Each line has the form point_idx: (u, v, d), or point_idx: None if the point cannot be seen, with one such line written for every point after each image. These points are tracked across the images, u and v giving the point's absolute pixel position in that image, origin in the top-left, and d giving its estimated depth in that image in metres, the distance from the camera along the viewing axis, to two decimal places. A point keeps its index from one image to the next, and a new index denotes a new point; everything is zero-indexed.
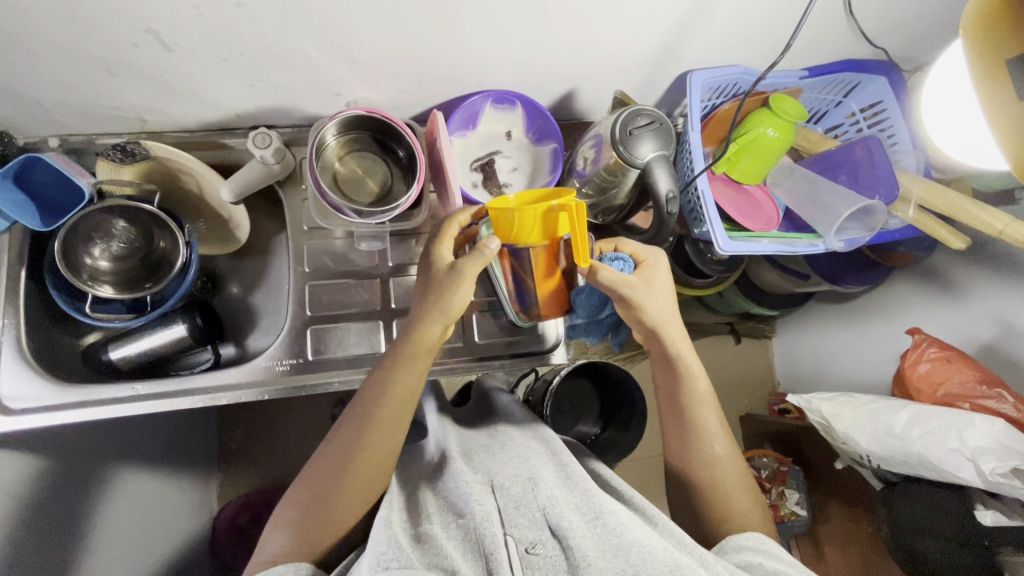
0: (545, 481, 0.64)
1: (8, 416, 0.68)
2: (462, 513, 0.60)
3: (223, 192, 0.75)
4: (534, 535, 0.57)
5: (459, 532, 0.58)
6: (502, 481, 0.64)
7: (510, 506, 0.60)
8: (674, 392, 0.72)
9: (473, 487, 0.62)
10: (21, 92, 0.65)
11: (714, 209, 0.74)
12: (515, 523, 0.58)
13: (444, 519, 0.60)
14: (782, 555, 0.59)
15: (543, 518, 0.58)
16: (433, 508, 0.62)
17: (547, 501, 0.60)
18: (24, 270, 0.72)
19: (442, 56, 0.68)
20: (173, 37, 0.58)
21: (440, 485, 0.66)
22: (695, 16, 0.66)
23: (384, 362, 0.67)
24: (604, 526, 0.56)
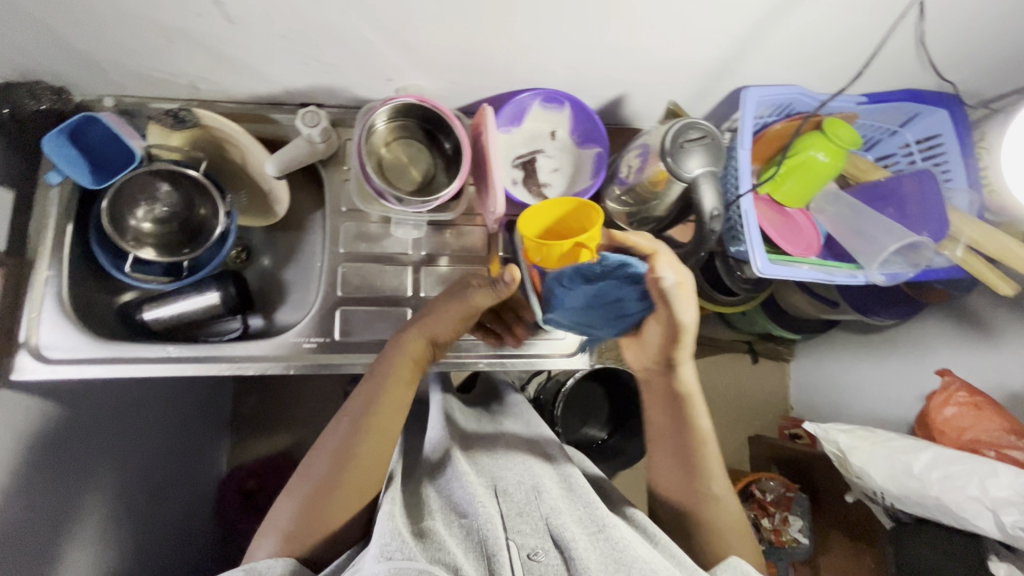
0: (548, 491, 0.67)
1: (45, 365, 0.69)
2: (463, 513, 0.62)
3: (267, 166, 0.75)
4: (536, 542, 0.60)
5: (461, 533, 0.60)
6: (507, 487, 0.67)
7: (513, 512, 0.64)
8: (673, 416, 0.74)
9: (477, 489, 0.65)
10: (83, 50, 0.66)
11: (756, 228, 0.73)
12: (517, 529, 0.61)
13: (444, 516, 0.62)
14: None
15: (546, 526, 0.62)
16: (433, 505, 0.65)
17: (550, 511, 0.64)
18: (70, 226, 0.74)
19: (497, 51, 0.68)
20: (236, 10, 0.59)
21: (442, 484, 0.68)
22: (760, 31, 0.64)
23: (384, 376, 0.69)
24: (606, 539, 0.61)
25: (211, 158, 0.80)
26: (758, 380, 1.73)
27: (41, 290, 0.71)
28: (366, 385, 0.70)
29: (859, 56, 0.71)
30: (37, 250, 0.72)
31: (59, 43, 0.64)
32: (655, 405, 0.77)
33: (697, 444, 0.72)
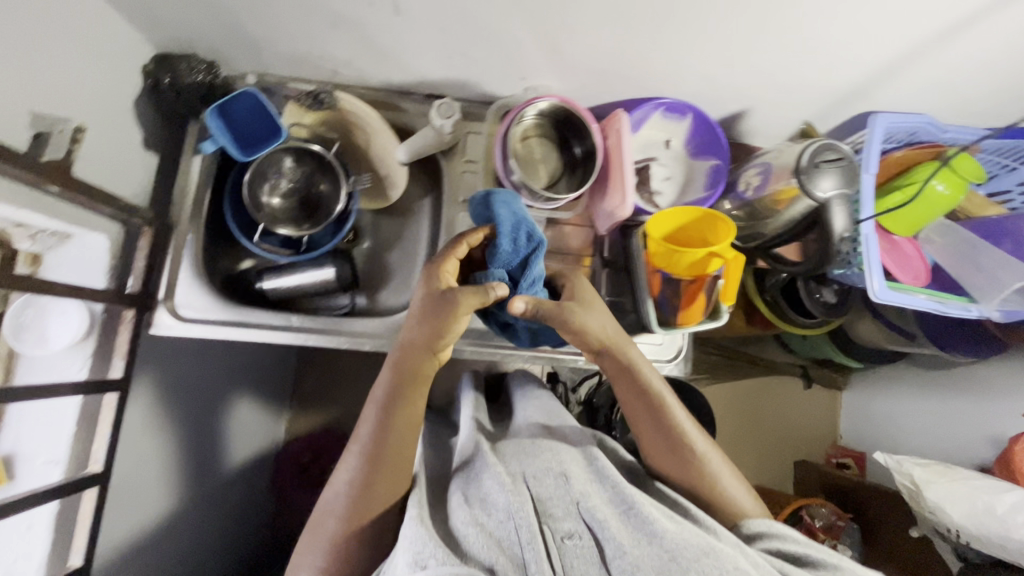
0: (576, 476, 0.65)
1: (181, 322, 0.73)
2: (491, 501, 0.61)
3: (399, 152, 0.79)
4: (570, 526, 0.60)
5: (490, 524, 0.59)
6: (533, 472, 0.65)
7: (544, 498, 0.63)
8: (643, 399, 0.71)
9: (505, 476, 0.62)
10: (248, 29, 0.69)
11: (876, 254, 0.72)
12: (552, 516, 0.61)
13: (467, 504, 0.61)
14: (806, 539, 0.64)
15: (576, 510, 0.61)
16: (457, 494, 0.63)
17: (580, 494, 0.62)
18: (207, 193, 0.78)
19: (639, 58, 0.70)
20: (408, 2, 0.61)
21: (467, 476, 0.65)
22: (907, 57, 0.65)
23: (389, 400, 0.66)
24: (635, 517, 0.61)
25: (341, 140, 0.83)
26: (808, 406, 1.71)
27: (179, 251, 0.76)
28: (370, 411, 0.67)
29: (995, 88, 0.72)
30: (179, 214, 0.76)
31: (227, 21, 0.68)
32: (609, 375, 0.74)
33: (673, 422, 0.70)
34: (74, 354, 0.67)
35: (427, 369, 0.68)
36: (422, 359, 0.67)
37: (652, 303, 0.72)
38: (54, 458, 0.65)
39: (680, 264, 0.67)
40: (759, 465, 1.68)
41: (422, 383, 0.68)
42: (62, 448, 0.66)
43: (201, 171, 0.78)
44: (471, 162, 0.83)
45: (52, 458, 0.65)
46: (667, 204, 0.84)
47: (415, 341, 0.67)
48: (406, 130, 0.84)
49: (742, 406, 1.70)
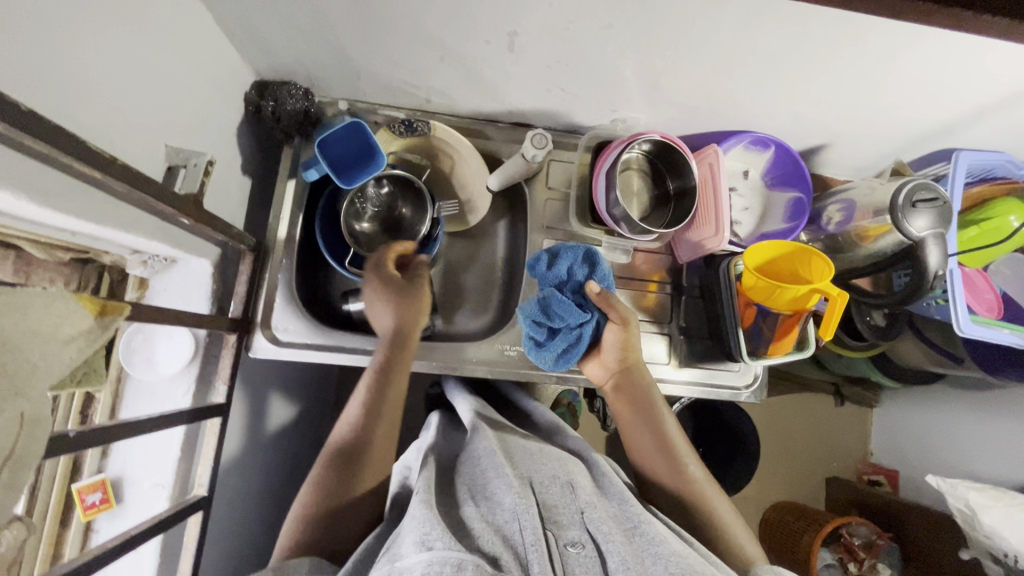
0: (583, 487, 0.63)
1: (277, 346, 0.75)
2: (498, 503, 0.58)
3: (492, 181, 0.81)
4: (574, 534, 0.56)
5: (495, 522, 0.56)
6: (540, 478, 0.63)
7: (549, 505, 0.60)
8: (648, 420, 0.75)
9: (513, 478, 0.60)
10: (354, 60, 0.71)
11: (962, 292, 0.73)
12: (558, 523, 0.57)
13: (474, 503, 0.59)
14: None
15: (581, 520, 0.58)
16: (466, 494, 0.62)
17: (585, 504, 0.60)
18: (299, 217, 0.79)
19: (735, 96, 0.71)
20: (525, 40, 0.63)
21: (474, 472, 0.65)
22: (1002, 103, 0.67)
23: (376, 394, 0.70)
24: (641, 535, 0.58)
25: (431, 168, 0.86)
26: (839, 422, 1.71)
27: (274, 275, 0.77)
28: (353, 403, 0.71)
29: None
30: (273, 238, 0.77)
31: (336, 52, 0.69)
32: (616, 400, 0.78)
33: (672, 440, 0.74)
34: (181, 379, 0.68)
35: (399, 360, 0.73)
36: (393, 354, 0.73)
37: (743, 333, 0.75)
38: (161, 481, 0.66)
39: (781, 298, 0.69)
40: (790, 481, 1.67)
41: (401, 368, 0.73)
42: (168, 473, 0.66)
43: (294, 196, 0.79)
44: (554, 189, 0.85)
45: (158, 481, 0.66)
46: (746, 234, 0.85)
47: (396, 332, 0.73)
48: (490, 157, 0.86)
49: (774, 422, 1.70)
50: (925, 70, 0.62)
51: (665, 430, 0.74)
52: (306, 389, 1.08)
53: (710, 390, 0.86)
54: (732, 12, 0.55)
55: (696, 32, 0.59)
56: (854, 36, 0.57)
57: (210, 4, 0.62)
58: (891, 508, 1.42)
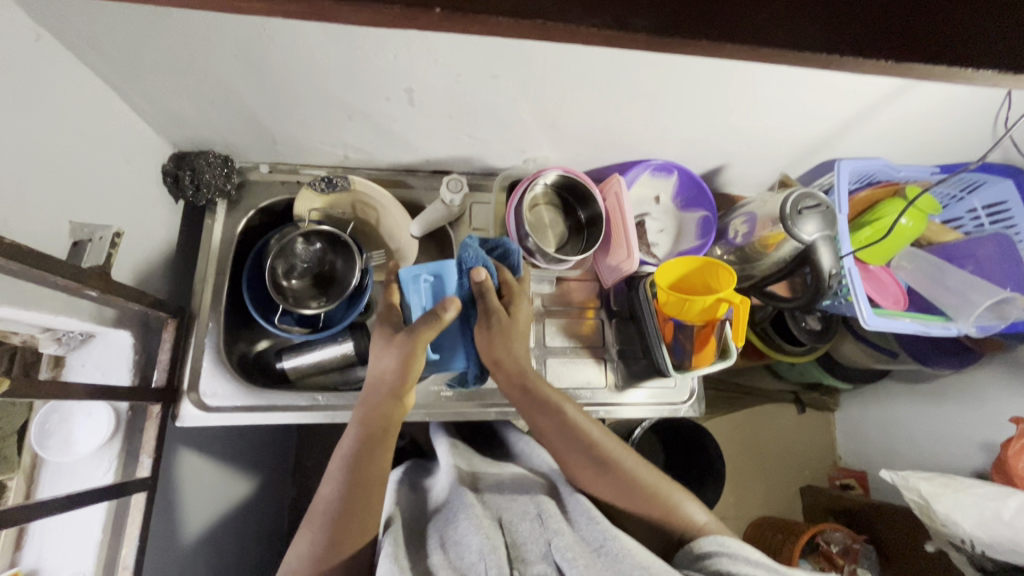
0: (553, 515, 0.63)
1: (204, 412, 0.74)
2: (465, 548, 0.58)
3: (414, 228, 0.84)
4: (541, 568, 0.57)
5: (459, 568, 0.56)
6: (510, 516, 0.64)
7: (519, 542, 0.60)
8: (561, 429, 0.70)
9: (481, 520, 0.61)
10: (267, 125, 0.74)
11: (861, 287, 0.78)
12: (524, 560, 0.58)
13: (443, 550, 0.59)
14: (764, 560, 0.58)
15: (548, 551, 0.59)
16: (434, 539, 0.62)
17: (553, 533, 0.60)
18: (226, 279, 0.80)
19: (627, 128, 0.77)
20: (422, 95, 0.68)
21: (447, 516, 0.65)
22: (861, 116, 0.74)
23: (355, 455, 0.64)
24: (607, 555, 0.57)
25: (355, 220, 0.89)
26: (805, 430, 1.73)
27: (202, 338, 0.77)
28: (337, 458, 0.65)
29: (940, 138, 0.80)
30: (199, 303, 0.78)
31: (247, 119, 0.73)
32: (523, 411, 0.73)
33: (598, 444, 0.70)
34: (101, 456, 0.66)
35: (394, 416, 0.68)
36: (386, 402, 0.68)
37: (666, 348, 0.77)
38: (81, 568, 0.62)
39: (691, 311, 0.73)
40: (765, 496, 1.67)
41: (391, 428, 0.68)
42: (88, 558, 0.63)
43: (220, 260, 0.80)
44: (478, 229, 0.88)
45: (79, 569, 0.62)
46: (664, 254, 0.91)
47: (381, 385, 0.69)
48: (413, 205, 0.89)
49: (744, 438, 1.70)
50: (784, 94, 0.68)
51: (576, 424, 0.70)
52: (256, 459, 1.05)
53: (652, 409, 0.88)
54: (600, 56, 0.60)
55: (574, 74, 0.64)
56: (714, 69, 0.63)
57: (117, 87, 0.65)
58: (865, 511, 1.41)
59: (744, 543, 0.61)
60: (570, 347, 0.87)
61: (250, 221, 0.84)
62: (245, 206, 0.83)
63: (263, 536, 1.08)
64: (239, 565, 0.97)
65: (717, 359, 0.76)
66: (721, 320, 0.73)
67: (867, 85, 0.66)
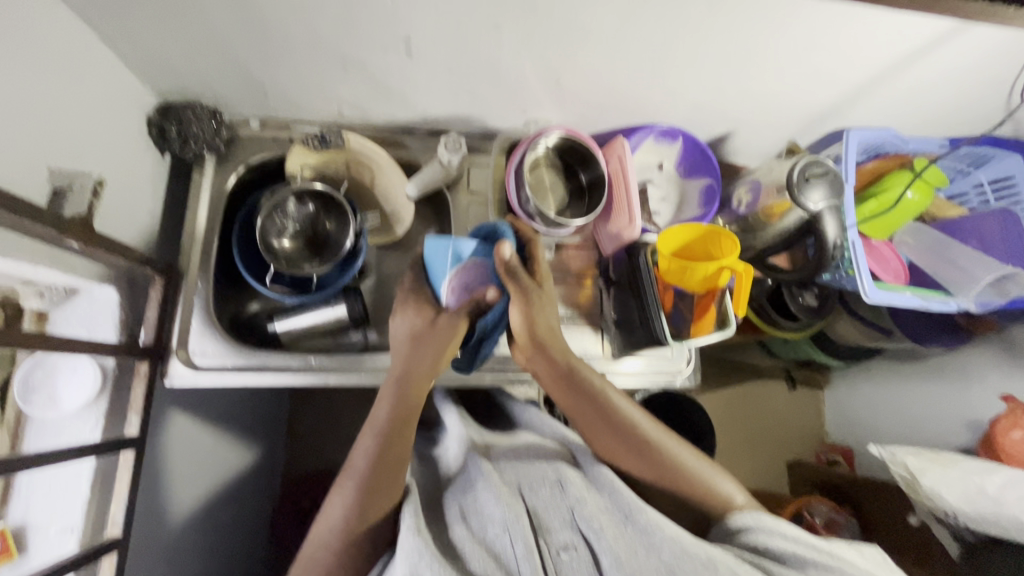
0: (573, 481, 0.63)
1: (194, 371, 0.73)
2: (487, 519, 0.58)
3: (409, 189, 0.81)
4: (566, 537, 0.58)
5: (484, 542, 0.57)
6: (529, 483, 0.63)
7: (540, 510, 0.61)
8: (583, 392, 0.71)
9: (501, 489, 0.60)
10: (257, 76, 0.71)
11: (864, 259, 0.77)
12: (547, 529, 0.59)
13: (465, 523, 0.59)
14: (802, 535, 0.60)
15: (572, 519, 0.59)
16: (454, 510, 0.61)
17: (576, 501, 0.60)
18: (215, 237, 0.78)
19: (634, 89, 0.74)
20: (421, 45, 0.64)
21: (462, 484, 0.65)
22: (875, 81, 0.71)
23: (384, 428, 0.64)
24: (634, 527, 0.59)
25: (349, 179, 0.85)
26: (795, 406, 1.75)
27: (190, 298, 0.75)
28: (362, 438, 0.64)
29: (956, 108, 0.78)
30: (188, 261, 0.76)
31: (236, 68, 0.69)
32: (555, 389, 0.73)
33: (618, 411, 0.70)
34: (88, 413, 0.64)
35: (415, 392, 0.67)
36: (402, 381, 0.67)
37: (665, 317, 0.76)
38: (70, 525, 0.61)
39: (693, 278, 0.72)
40: (753, 469, 1.69)
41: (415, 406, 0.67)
42: (77, 513, 0.61)
43: (208, 217, 0.78)
44: (475, 193, 0.86)
45: (67, 525, 0.61)
46: (665, 223, 0.89)
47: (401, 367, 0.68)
48: (409, 166, 0.87)
49: (734, 413, 1.72)
50: (799, 55, 0.66)
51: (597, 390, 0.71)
52: (249, 422, 1.05)
53: (648, 379, 0.87)
54: (611, 6, 0.57)
55: (582, 26, 0.61)
56: (728, 24, 0.60)
57: (97, 28, 0.61)
58: (851, 485, 1.44)
59: (779, 519, 0.63)
60: (568, 315, 0.86)
61: (240, 177, 0.81)
62: (235, 162, 0.80)
63: (257, 497, 1.09)
64: (234, 523, 0.97)
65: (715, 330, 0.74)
66: (721, 289, 0.72)
67: (885, 47, 0.64)
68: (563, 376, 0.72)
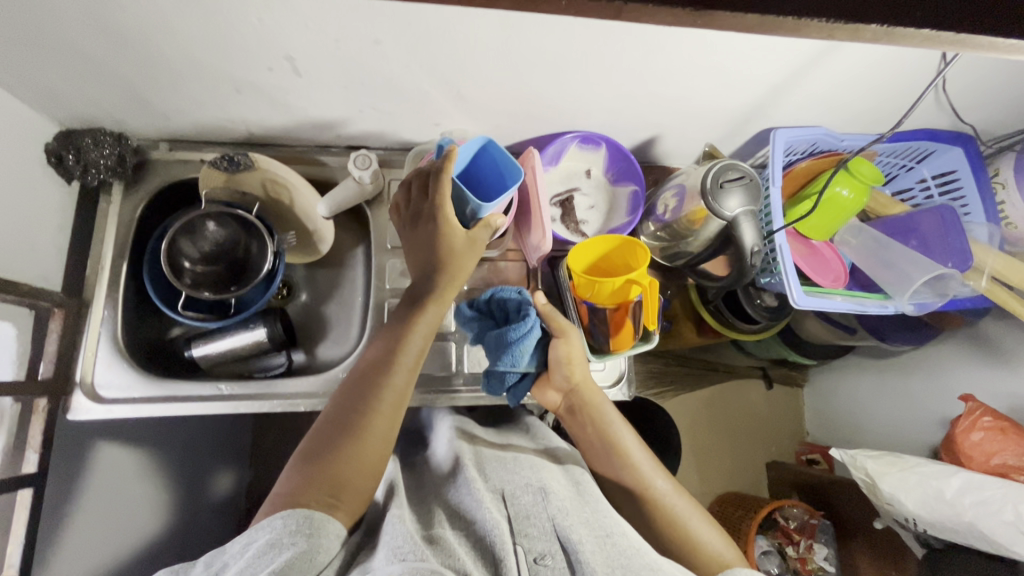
0: (556, 491, 0.62)
1: (101, 404, 0.72)
2: (472, 521, 0.58)
3: (319, 208, 0.80)
4: (543, 545, 0.55)
5: (471, 537, 0.57)
6: (512, 489, 0.62)
7: (520, 515, 0.58)
8: (598, 435, 0.72)
9: (485, 496, 0.60)
10: (150, 101, 0.69)
11: (791, 263, 0.75)
12: (527, 535, 0.56)
13: (448, 523, 0.59)
14: None
15: (552, 529, 0.57)
16: (439, 511, 0.61)
17: (556, 511, 0.58)
18: (125, 264, 0.77)
19: (544, 98, 0.72)
20: (306, 64, 0.62)
21: (449, 490, 0.65)
22: (790, 81, 0.68)
23: (401, 326, 0.66)
24: (613, 547, 0.56)
25: (261, 200, 0.81)
26: (773, 405, 1.71)
27: (97, 328, 0.74)
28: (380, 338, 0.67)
29: (884, 103, 0.75)
30: (97, 291, 0.75)
31: (127, 93, 0.67)
32: (573, 426, 0.75)
33: (626, 455, 0.71)
34: None
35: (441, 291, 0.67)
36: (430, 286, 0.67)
37: (584, 332, 0.75)
38: None
39: (603, 294, 0.70)
40: (732, 472, 1.66)
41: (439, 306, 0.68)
42: None
43: (118, 245, 0.77)
44: None
45: None
46: (595, 232, 0.86)
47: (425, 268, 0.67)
48: (328, 183, 0.85)
49: (711, 414, 1.69)
50: (699, 59, 0.63)
51: (613, 434, 0.72)
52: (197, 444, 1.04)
53: None
54: (485, 17, 0.55)
55: (463, 39, 0.59)
56: (616, 30, 0.57)
57: None
58: (825, 486, 1.40)
59: None
60: None
61: (152, 203, 0.80)
62: (146, 187, 0.79)
63: None
64: None
65: (637, 342, 0.72)
66: (634, 303, 0.70)
67: (789, 45, 0.61)
68: (579, 416, 0.74)
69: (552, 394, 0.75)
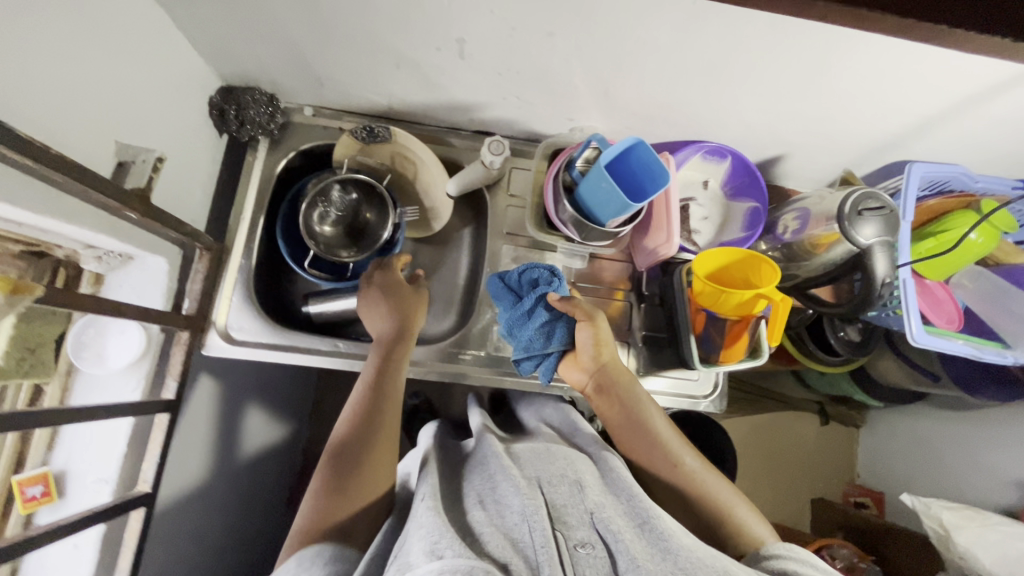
0: (591, 485, 0.61)
1: (230, 344, 0.76)
2: (506, 507, 0.56)
3: (449, 186, 0.83)
4: (583, 534, 0.55)
5: (501, 527, 0.54)
6: (547, 478, 0.61)
7: (558, 504, 0.58)
8: (628, 417, 0.74)
9: (519, 480, 0.58)
10: (314, 67, 0.73)
11: (915, 301, 0.73)
12: (567, 523, 0.56)
13: (482, 507, 0.57)
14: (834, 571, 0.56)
15: (591, 519, 0.56)
16: (472, 496, 0.59)
17: (594, 503, 0.58)
18: (260, 217, 0.81)
19: (686, 105, 0.73)
20: (474, 48, 0.65)
21: (477, 471, 0.64)
22: (946, 115, 0.67)
23: (378, 380, 0.71)
24: (649, 532, 0.56)
25: (391, 173, 0.85)
26: (825, 441, 1.68)
27: (233, 274, 0.79)
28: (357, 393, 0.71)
29: None
30: (234, 239, 0.80)
31: (296, 58, 0.72)
32: (604, 405, 0.75)
33: (660, 438, 0.73)
34: (130, 374, 0.67)
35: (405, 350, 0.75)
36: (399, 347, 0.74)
37: (694, 339, 0.75)
38: (104, 476, 0.66)
39: (726, 304, 0.70)
40: (774, 502, 1.63)
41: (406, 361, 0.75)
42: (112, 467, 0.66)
43: (257, 198, 0.81)
44: (514, 196, 0.87)
45: (103, 476, 0.66)
46: (705, 243, 0.86)
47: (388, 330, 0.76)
48: (451, 163, 0.88)
49: (761, 441, 1.66)
50: (862, 82, 0.63)
51: (644, 416, 0.74)
52: (275, 395, 1.08)
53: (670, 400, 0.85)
54: (667, 21, 0.56)
55: (636, 40, 0.60)
56: (790, 45, 0.58)
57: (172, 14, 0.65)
58: (876, 531, 1.37)
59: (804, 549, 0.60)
60: None
61: (290, 162, 0.85)
62: (286, 147, 0.83)
63: (278, 468, 1.12)
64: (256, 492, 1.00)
65: (745, 357, 0.73)
66: (755, 317, 0.70)
67: (960, 79, 0.60)
68: (609, 397, 0.75)
69: (579, 374, 0.77)
